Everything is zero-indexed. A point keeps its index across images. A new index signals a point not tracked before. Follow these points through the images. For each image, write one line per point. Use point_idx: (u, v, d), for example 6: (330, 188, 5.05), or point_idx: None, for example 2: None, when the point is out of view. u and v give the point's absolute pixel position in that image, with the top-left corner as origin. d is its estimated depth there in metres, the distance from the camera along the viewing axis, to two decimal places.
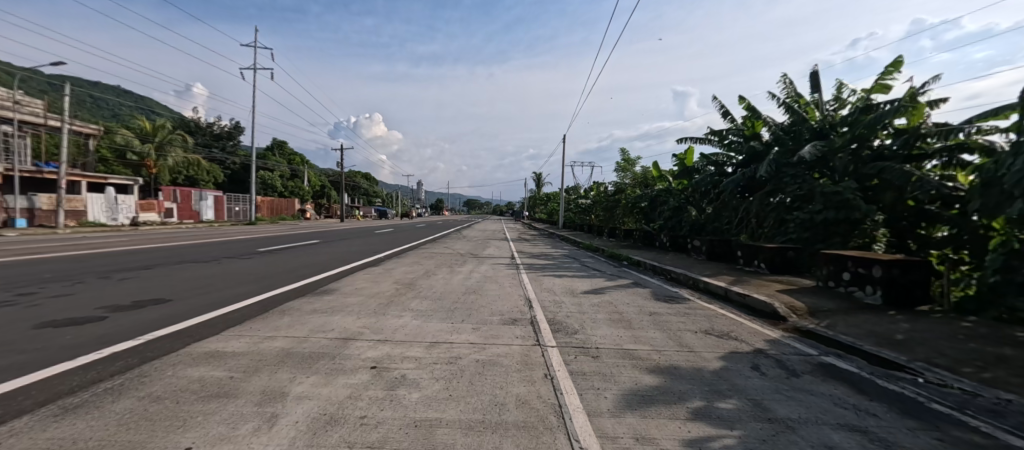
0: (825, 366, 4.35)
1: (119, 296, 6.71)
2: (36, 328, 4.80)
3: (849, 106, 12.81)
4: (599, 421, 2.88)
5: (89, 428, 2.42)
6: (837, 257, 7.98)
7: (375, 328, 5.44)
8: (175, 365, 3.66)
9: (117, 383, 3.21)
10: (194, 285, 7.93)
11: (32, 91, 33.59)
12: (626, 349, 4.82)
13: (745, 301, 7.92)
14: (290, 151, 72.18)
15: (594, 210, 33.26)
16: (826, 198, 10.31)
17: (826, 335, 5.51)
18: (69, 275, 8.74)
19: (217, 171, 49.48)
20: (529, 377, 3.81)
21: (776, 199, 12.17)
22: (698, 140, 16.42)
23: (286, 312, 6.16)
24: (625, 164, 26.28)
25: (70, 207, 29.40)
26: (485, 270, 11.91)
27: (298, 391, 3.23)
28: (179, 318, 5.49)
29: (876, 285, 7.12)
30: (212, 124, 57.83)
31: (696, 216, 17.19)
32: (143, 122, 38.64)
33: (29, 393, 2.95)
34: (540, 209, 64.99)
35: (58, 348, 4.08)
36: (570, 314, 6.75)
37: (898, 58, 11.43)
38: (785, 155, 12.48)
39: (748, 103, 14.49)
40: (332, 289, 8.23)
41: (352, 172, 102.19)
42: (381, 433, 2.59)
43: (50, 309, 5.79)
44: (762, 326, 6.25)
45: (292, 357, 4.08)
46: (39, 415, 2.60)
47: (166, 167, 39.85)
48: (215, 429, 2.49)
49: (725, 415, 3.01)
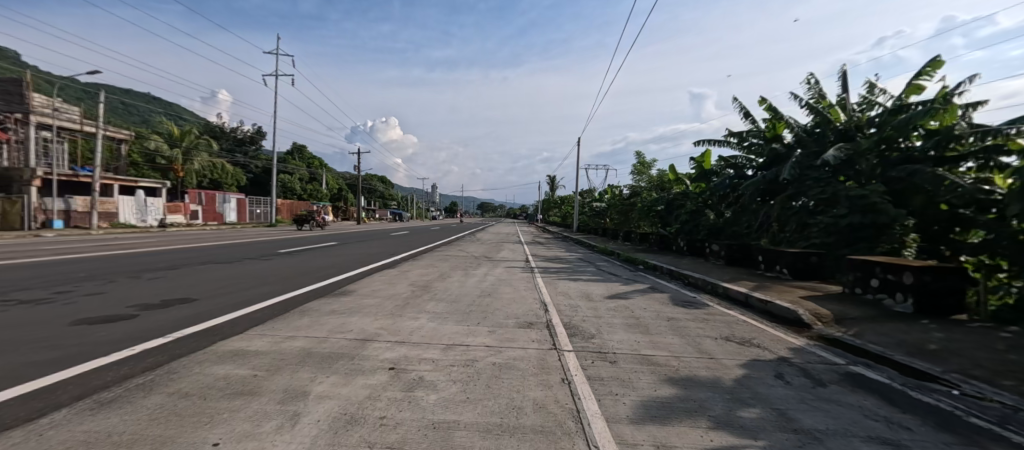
0: (854, 376, 4.21)
1: (149, 295, 6.92)
2: (74, 324, 5.02)
3: (877, 107, 12.31)
4: (619, 428, 2.85)
5: (123, 422, 2.49)
6: (865, 263, 7.75)
7: (392, 329, 5.51)
8: (202, 363, 3.76)
9: (148, 379, 3.31)
10: (218, 285, 8.17)
11: (69, 97, 35.09)
12: (643, 355, 4.77)
13: (766, 308, 7.74)
14: (309, 155, 74.08)
15: (609, 213, 33.00)
16: (851, 202, 9.98)
17: (853, 344, 5.34)
18: (103, 274, 9.09)
19: (239, 174, 50.93)
20: (545, 381, 3.79)
21: (798, 203, 11.95)
22: (716, 142, 16.17)
23: (306, 312, 6.29)
24: (641, 166, 25.84)
25: (103, 210, 30.66)
26: (500, 273, 11.98)
27: (318, 391, 3.27)
28: (206, 316, 5.65)
29: (907, 293, 6.89)
30: (236, 128, 59.74)
31: (713, 219, 16.94)
32: (172, 128, 40.76)
33: (67, 387, 3.06)
34: (554, 212, 66.39)
35: (96, 343, 4.27)
36: (586, 318, 6.70)
37: (934, 58, 11.03)
38: (809, 157, 12.12)
39: (769, 104, 14.17)
40: (351, 290, 8.37)
41: (368, 174, 103.75)
42: (400, 434, 2.61)
43: (86, 306, 6.05)
44: (784, 333, 6.10)
45: (312, 357, 4.15)
46: (77, 408, 2.70)
47: (192, 171, 41.46)
48: (240, 426, 2.54)
49: (749, 424, 2.95)
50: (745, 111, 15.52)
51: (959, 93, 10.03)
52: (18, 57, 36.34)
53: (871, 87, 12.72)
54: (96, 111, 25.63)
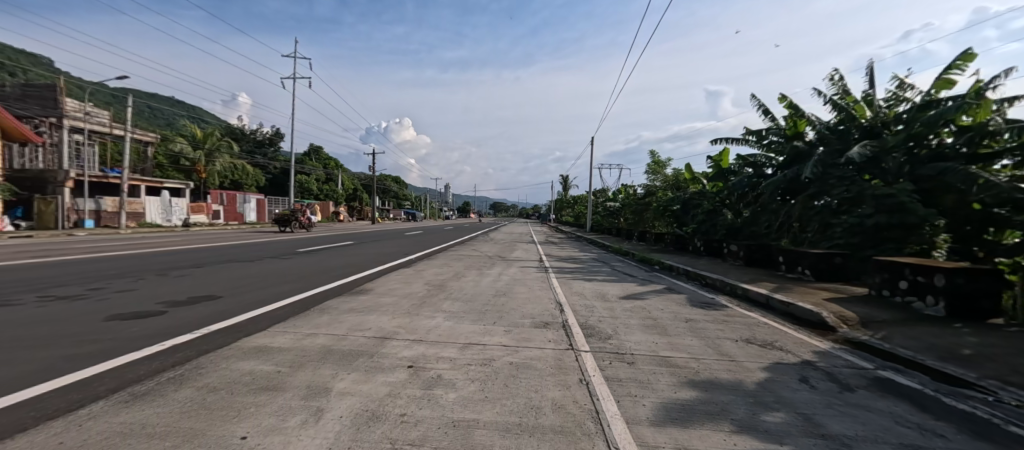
0: (883, 381, 4.09)
1: (176, 293, 7.12)
2: (107, 320, 5.20)
3: (905, 103, 11.92)
4: (639, 430, 2.83)
5: (156, 414, 2.57)
6: (893, 264, 7.52)
7: (409, 327, 5.57)
8: (228, 358, 3.85)
9: (178, 373, 3.41)
10: (241, 283, 8.35)
11: (99, 101, 36.36)
12: (662, 356, 4.72)
13: (789, 310, 7.57)
14: (325, 156, 75.31)
15: (623, 213, 32.73)
16: (877, 202, 9.72)
17: (881, 348, 5.18)
18: (131, 271, 9.38)
19: (259, 175, 52.05)
20: (563, 382, 3.78)
21: (821, 203, 11.66)
22: (735, 140, 15.90)
23: (325, 310, 6.39)
24: (656, 165, 25.49)
25: (131, 210, 31.69)
26: (514, 272, 11.99)
27: (339, 388, 3.32)
28: (231, 313, 5.78)
29: (938, 296, 6.67)
30: (256, 130, 61.16)
31: (731, 219, 16.65)
32: (195, 130, 41.91)
33: (103, 380, 3.17)
34: (568, 212, 65.96)
35: (128, 338, 4.42)
36: (602, 319, 6.65)
37: (966, 51, 10.64)
38: (833, 155, 11.81)
39: (790, 101, 13.86)
40: (368, 288, 8.48)
41: (383, 175, 104.95)
42: (421, 431, 2.64)
43: (118, 302, 6.26)
44: (808, 336, 5.96)
45: (333, 354, 4.22)
46: (113, 400, 2.79)
47: (214, 172, 42.55)
48: (267, 420, 2.59)
49: (773, 428, 2.89)
50: (765, 108, 15.22)
51: (994, 86, 9.66)
52: (53, 63, 37.84)
53: (898, 82, 12.34)
54: (125, 115, 26.49)
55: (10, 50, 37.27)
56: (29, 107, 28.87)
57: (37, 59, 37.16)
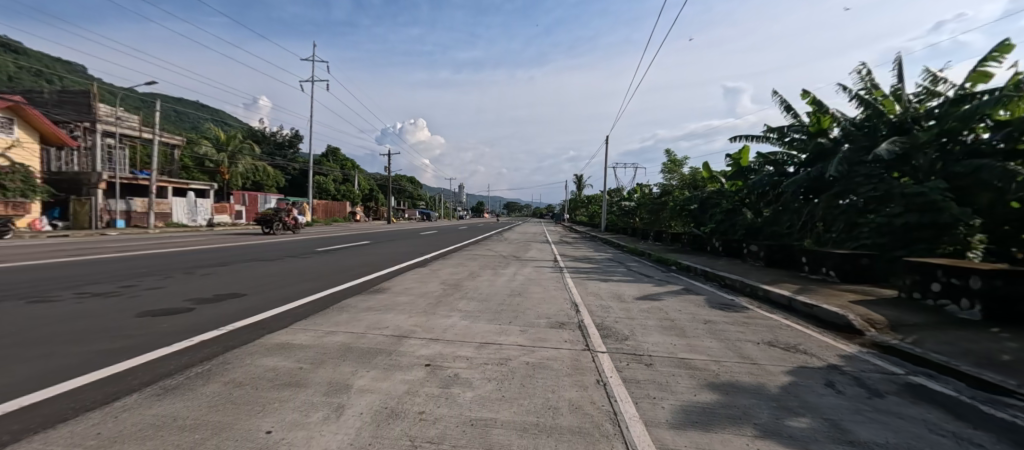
0: (914, 387, 3.97)
1: (203, 290, 7.33)
2: (139, 316, 5.38)
3: (937, 97, 11.50)
4: (659, 433, 2.79)
5: (186, 408, 2.65)
6: (924, 266, 7.29)
7: (426, 326, 5.62)
8: (253, 354, 3.95)
9: (206, 368, 3.51)
10: (264, 282, 8.54)
11: (129, 106, 37.62)
12: (681, 358, 4.65)
13: (812, 312, 7.39)
14: (343, 157, 76.49)
15: (638, 212, 32.40)
16: (907, 200, 9.42)
17: (912, 352, 5.02)
18: (160, 269, 9.67)
19: (279, 177, 53.11)
20: (580, 382, 3.76)
21: (846, 202, 11.34)
22: (755, 137, 15.58)
23: (344, 308, 6.48)
24: (672, 164, 25.19)
25: (159, 211, 32.76)
26: (529, 272, 11.99)
27: (359, 385, 3.36)
28: (255, 311, 5.92)
29: (973, 299, 6.43)
30: (275, 132, 62.47)
31: (750, 218, 16.34)
32: (219, 133, 43.04)
33: (137, 374, 3.29)
34: (583, 212, 65.16)
35: (158, 334, 4.56)
36: (618, 320, 6.59)
37: (1003, 42, 10.23)
38: (859, 152, 11.48)
39: (813, 97, 13.53)
40: (385, 287, 8.58)
41: (399, 176, 106.09)
42: (440, 429, 2.66)
43: (148, 299, 6.48)
44: (833, 339, 5.81)
45: (353, 351, 4.28)
46: (146, 393, 2.89)
47: (237, 174, 43.63)
48: (291, 416, 2.65)
49: (799, 434, 2.83)
50: (786, 105, 14.90)
51: None
52: (86, 70, 39.30)
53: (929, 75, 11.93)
54: (154, 118, 27.31)
55: (46, 57, 38.86)
56: (65, 112, 30.05)
57: (72, 66, 38.68)
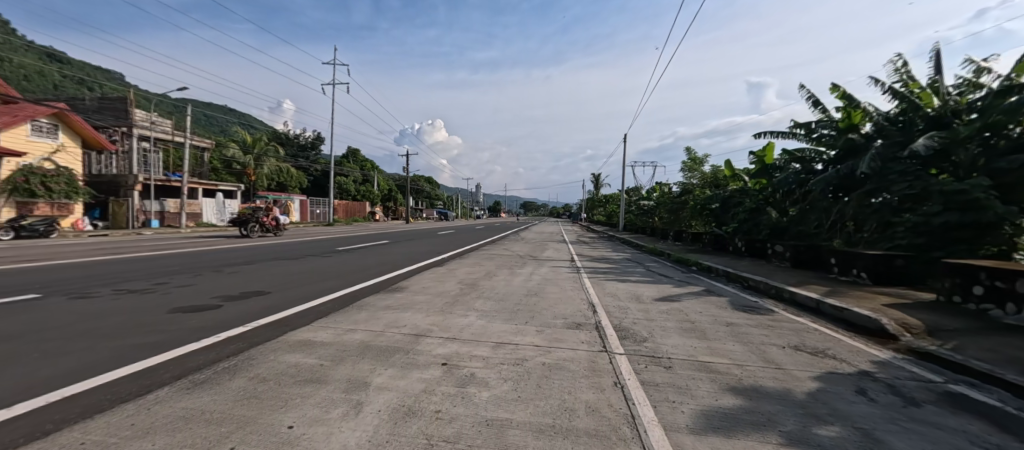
0: (952, 395, 3.79)
1: (230, 288, 7.50)
2: (170, 312, 5.55)
3: (978, 90, 11.02)
4: (679, 437, 2.73)
5: (212, 401, 2.70)
6: (965, 268, 6.97)
7: (443, 325, 5.63)
8: (276, 350, 4.01)
9: (232, 363, 3.58)
10: (288, 279, 8.71)
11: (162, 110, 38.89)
12: (702, 361, 4.55)
13: (841, 315, 7.15)
14: (363, 158, 77.63)
15: (657, 212, 31.98)
16: (946, 198, 9.08)
17: (951, 359, 4.80)
18: (190, 267, 9.95)
19: (302, 177, 54.19)
20: (598, 384, 3.70)
21: (879, 200, 10.98)
22: (780, 134, 15.20)
23: (363, 306, 6.56)
24: (692, 163, 24.80)
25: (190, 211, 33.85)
26: (546, 272, 11.94)
27: (378, 382, 3.38)
28: (279, 308, 6.04)
29: (1020, 303, 6.12)
30: (298, 134, 63.73)
31: (774, 217, 15.95)
32: (246, 136, 44.13)
33: (167, 367, 3.37)
34: (601, 212, 64.68)
35: (187, 329, 4.69)
36: (637, 321, 6.49)
37: None
38: (893, 148, 11.09)
39: (843, 91, 13.12)
40: (403, 286, 8.65)
41: (418, 176, 107.12)
42: (455, 428, 2.65)
43: (178, 296, 6.66)
44: (865, 344, 5.60)
45: (371, 349, 4.31)
46: (176, 386, 2.96)
47: (262, 175, 44.71)
48: (311, 411, 2.67)
49: (828, 443, 2.73)
50: (814, 99, 14.49)
51: None
52: (121, 77, 40.80)
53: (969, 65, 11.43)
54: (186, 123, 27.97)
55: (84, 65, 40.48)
56: (105, 117, 31.17)
57: (109, 74, 40.20)
